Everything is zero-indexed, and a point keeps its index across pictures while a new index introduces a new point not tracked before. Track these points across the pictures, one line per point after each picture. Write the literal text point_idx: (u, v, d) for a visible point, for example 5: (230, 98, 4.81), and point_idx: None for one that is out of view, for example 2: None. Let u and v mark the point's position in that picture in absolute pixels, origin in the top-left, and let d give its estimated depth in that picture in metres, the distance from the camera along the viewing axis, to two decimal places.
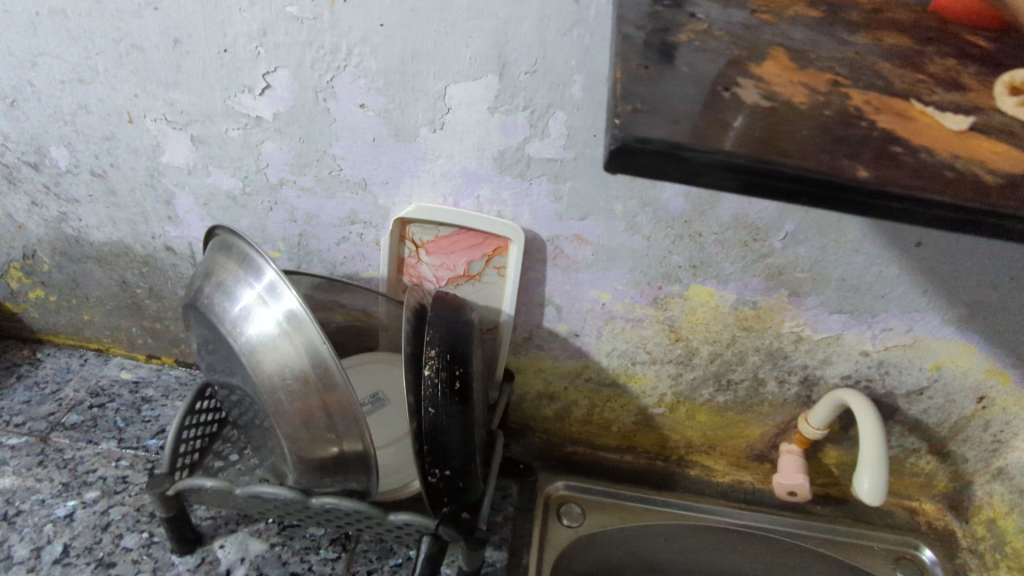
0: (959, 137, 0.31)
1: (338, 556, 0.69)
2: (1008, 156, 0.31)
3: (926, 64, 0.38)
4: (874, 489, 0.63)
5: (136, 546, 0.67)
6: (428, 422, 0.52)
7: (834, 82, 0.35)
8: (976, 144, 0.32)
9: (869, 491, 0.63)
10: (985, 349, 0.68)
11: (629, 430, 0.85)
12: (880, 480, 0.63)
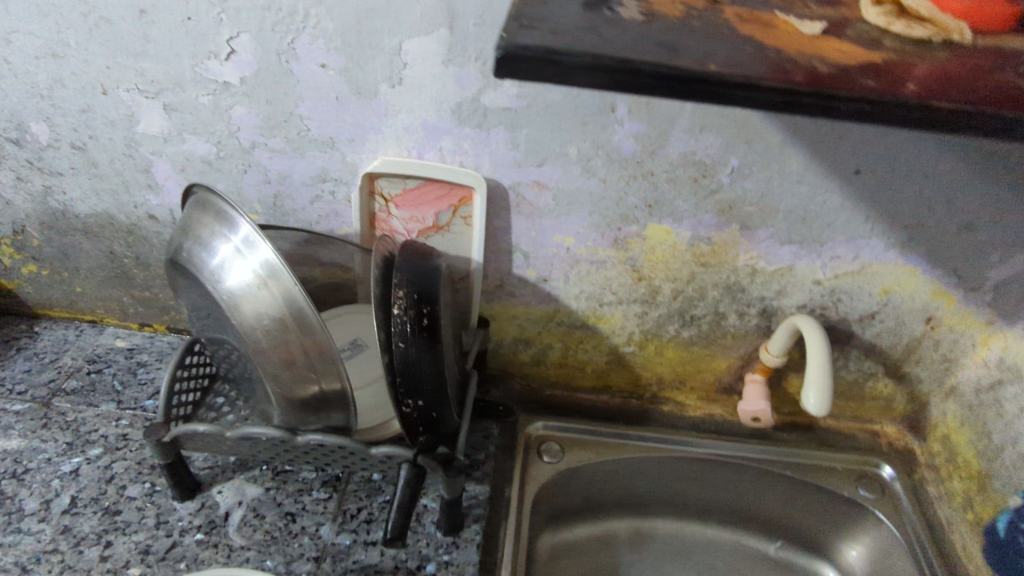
0: (809, 40, 0.37)
1: (330, 495, 0.75)
2: (849, 52, 0.37)
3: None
4: (819, 404, 0.70)
5: (139, 495, 0.73)
6: (399, 357, 0.57)
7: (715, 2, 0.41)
8: (825, 45, 0.37)
9: (815, 406, 0.70)
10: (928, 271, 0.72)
11: (603, 371, 0.90)
12: (826, 396, 0.70)
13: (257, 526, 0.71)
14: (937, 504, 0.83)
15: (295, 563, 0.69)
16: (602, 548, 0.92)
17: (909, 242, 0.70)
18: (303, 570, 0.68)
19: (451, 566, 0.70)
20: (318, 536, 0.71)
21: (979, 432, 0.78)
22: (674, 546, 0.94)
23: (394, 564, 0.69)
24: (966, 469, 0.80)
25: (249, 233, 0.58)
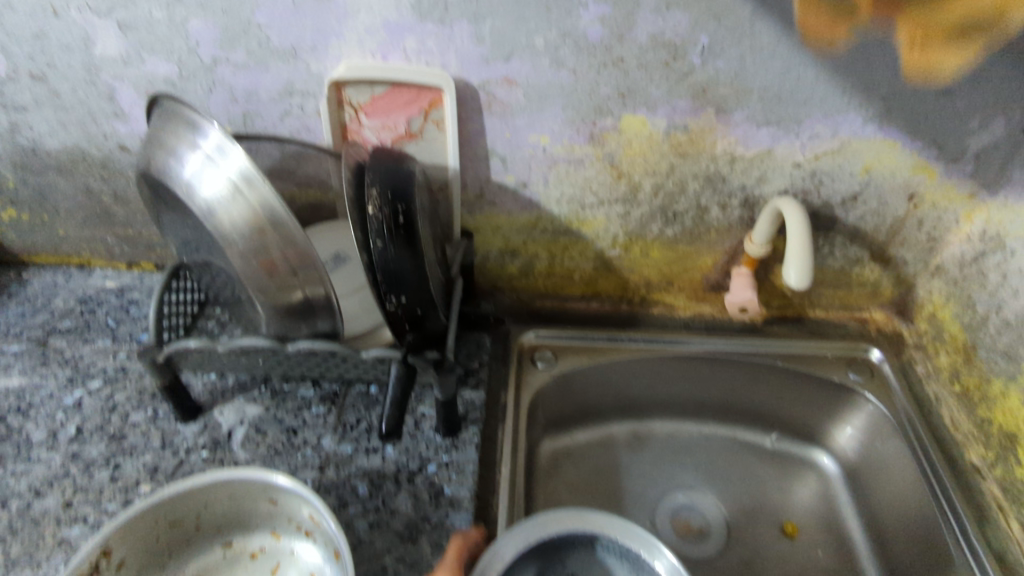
0: None
1: (329, 409, 0.77)
2: None
3: None
4: (799, 280, 0.71)
5: (142, 420, 0.75)
6: (379, 255, 0.57)
7: None
8: None
9: (795, 281, 0.71)
10: (906, 146, 0.71)
11: (591, 278, 0.91)
12: (807, 271, 0.71)
13: (260, 442, 0.73)
14: (925, 381, 0.85)
15: (299, 472, 0.71)
16: (601, 451, 0.94)
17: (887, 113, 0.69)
18: (307, 478, 0.70)
19: (451, 466, 0.72)
20: (321, 447, 0.73)
21: (964, 306, 0.79)
22: (672, 445, 0.96)
23: (396, 468, 0.72)
24: (953, 344, 0.81)
25: (220, 140, 0.56)
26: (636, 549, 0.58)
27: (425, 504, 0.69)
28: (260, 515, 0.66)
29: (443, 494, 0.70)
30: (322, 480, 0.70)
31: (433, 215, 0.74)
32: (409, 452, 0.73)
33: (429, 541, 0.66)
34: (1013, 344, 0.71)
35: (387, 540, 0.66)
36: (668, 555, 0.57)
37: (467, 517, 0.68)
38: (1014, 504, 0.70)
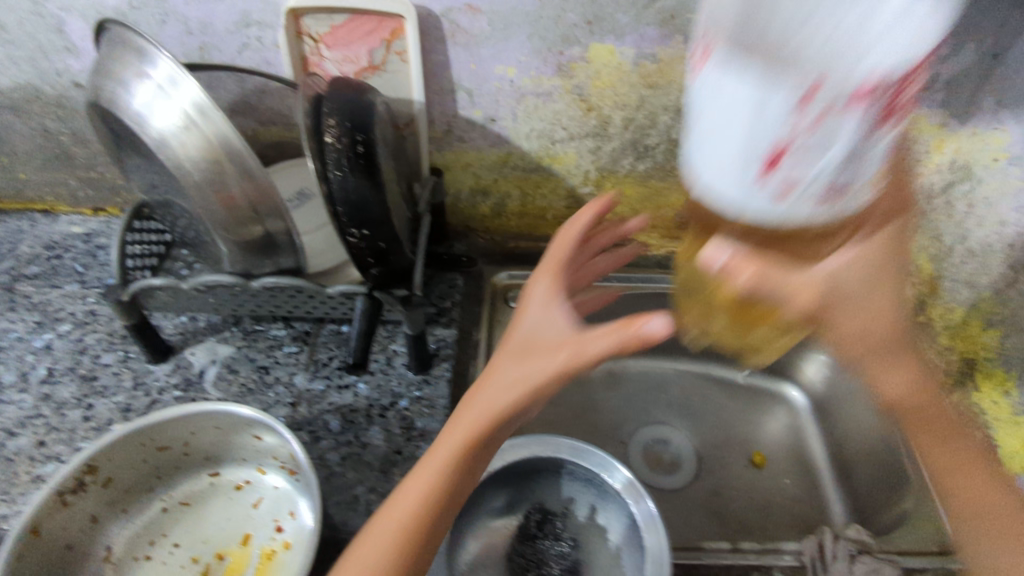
0: None
1: (301, 348, 0.77)
2: None
3: None
4: None
5: (114, 362, 0.75)
6: (338, 186, 0.56)
7: None
8: None
9: None
10: None
11: (564, 217, 0.90)
12: None
13: (232, 381, 0.74)
14: None
15: (272, 409, 0.72)
16: (576, 389, 0.96)
17: None
18: (280, 414, 0.71)
19: (423, 400, 0.73)
20: (293, 384, 0.74)
21: (931, 238, 0.79)
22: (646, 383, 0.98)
23: (367, 403, 0.73)
24: (920, 276, 0.82)
25: (171, 71, 0.53)
26: (596, 471, 0.61)
27: (397, 437, 0.70)
28: (245, 450, 0.68)
29: (415, 428, 0.71)
30: (294, 416, 0.71)
31: (400, 151, 0.72)
32: (380, 388, 0.74)
33: (401, 472, 0.67)
34: None
35: (359, 471, 0.67)
36: (621, 471, 0.59)
37: None
38: (970, 428, 0.72)
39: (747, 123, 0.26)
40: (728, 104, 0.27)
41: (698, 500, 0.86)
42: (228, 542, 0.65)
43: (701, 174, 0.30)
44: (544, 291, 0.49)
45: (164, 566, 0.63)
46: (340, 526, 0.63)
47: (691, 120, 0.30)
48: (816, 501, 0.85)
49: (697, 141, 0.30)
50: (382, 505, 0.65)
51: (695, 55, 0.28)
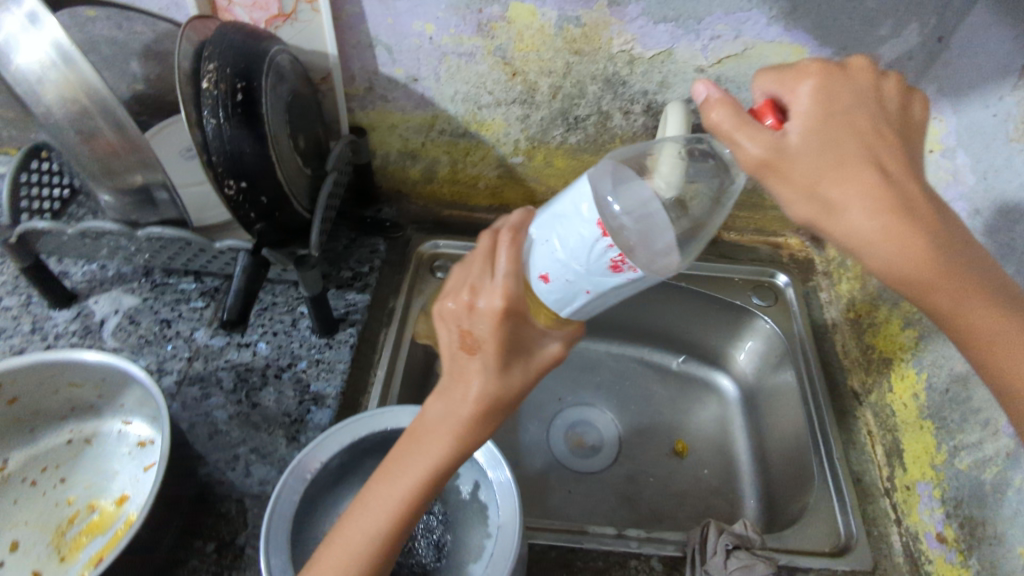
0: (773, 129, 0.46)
1: (206, 304, 0.76)
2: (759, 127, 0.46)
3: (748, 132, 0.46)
4: None
5: (15, 305, 0.74)
6: (215, 136, 0.53)
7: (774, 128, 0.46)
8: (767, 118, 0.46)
9: None
10: None
11: (496, 187, 0.87)
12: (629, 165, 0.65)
13: (132, 332, 0.73)
14: (826, 308, 0.84)
15: (167, 363, 0.71)
16: None
17: (792, 14, 0.64)
18: (174, 368, 0.70)
19: (322, 363, 0.72)
20: (192, 339, 0.73)
21: None
22: (576, 363, 0.95)
23: (264, 363, 0.71)
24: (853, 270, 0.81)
25: (35, 7, 0.48)
26: None
27: (288, 399, 0.69)
28: (149, 407, 0.66)
29: (309, 390, 0.69)
30: (188, 371, 0.70)
31: (313, 107, 0.70)
32: (281, 348, 0.73)
33: (286, 434, 0.66)
34: None
35: (243, 431, 0.66)
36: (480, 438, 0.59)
37: (329, 414, 0.68)
38: (881, 430, 0.71)
39: (634, 288, 0.43)
40: (635, 285, 0.42)
41: (611, 484, 0.83)
42: (111, 492, 0.64)
43: (574, 306, 0.44)
44: (520, 317, 0.43)
45: (44, 496, 0.64)
46: (216, 482, 0.63)
47: (594, 289, 0.42)
48: (730, 492, 0.82)
49: (593, 293, 0.42)
50: (261, 466, 0.64)
51: (628, 266, 0.40)
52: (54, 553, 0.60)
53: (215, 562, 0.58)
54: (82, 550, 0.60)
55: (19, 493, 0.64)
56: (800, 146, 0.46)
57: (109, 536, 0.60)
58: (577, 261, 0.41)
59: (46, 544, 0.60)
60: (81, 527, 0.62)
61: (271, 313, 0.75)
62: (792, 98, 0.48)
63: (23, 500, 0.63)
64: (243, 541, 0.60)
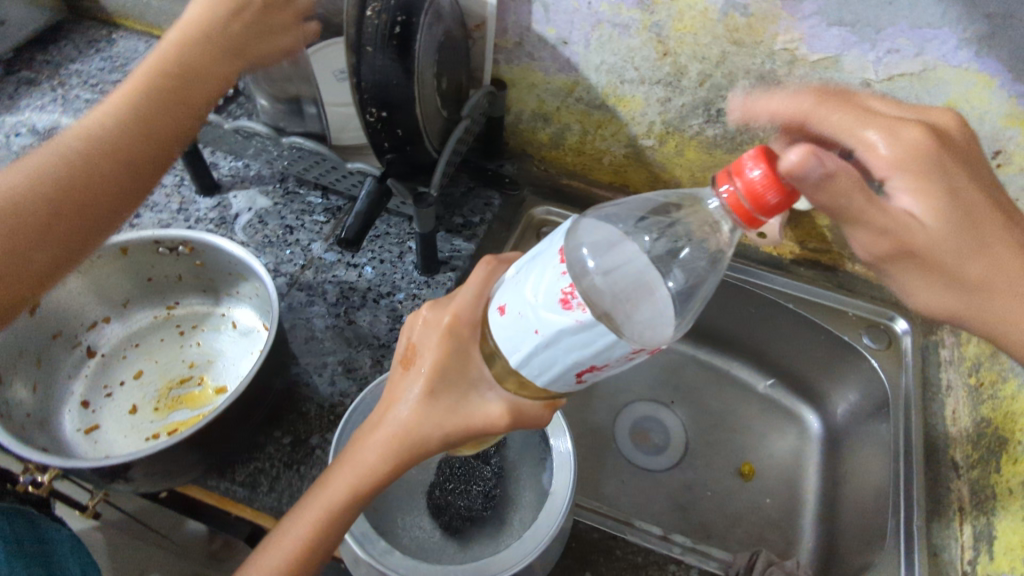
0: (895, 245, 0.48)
1: (327, 221, 0.81)
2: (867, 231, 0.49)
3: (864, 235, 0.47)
4: None
5: (169, 185, 0.82)
6: (367, 64, 0.57)
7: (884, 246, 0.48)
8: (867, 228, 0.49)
9: None
10: (1009, 114, 0.62)
11: (620, 165, 0.86)
12: None
13: (259, 230, 0.79)
14: (944, 367, 0.77)
15: (282, 265, 0.77)
16: None
17: (991, 38, 0.58)
18: (287, 272, 0.76)
19: (417, 299, 0.75)
20: (309, 249, 0.78)
21: None
22: (659, 359, 0.94)
23: (367, 286, 0.76)
24: None
25: None
26: None
27: (381, 323, 0.73)
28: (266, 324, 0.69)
29: (401, 320, 0.73)
30: (299, 277, 0.76)
31: (462, 54, 0.73)
32: (384, 276, 0.77)
33: (372, 355, 0.70)
34: None
35: (335, 342, 0.71)
36: None
37: None
38: (974, 510, 0.65)
39: (590, 350, 0.36)
40: (591, 338, 0.36)
41: (667, 489, 0.82)
42: (225, 382, 0.70)
43: (525, 353, 0.38)
44: (463, 346, 0.44)
45: (179, 348, 0.73)
46: (302, 383, 0.68)
47: (543, 330, 0.36)
48: (788, 529, 0.79)
49: (544, 339, 0.37)
50: (344, 378, 0.68)
51: (579, 303, 0.35)
52: (154, 401, 0.68)
53: (287, 454, 0.63)
54: (170, 414, 0.67)
55: (167, 334, 0.74)
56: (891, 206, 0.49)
57: (193, 415, 0.67)
58: (533, 293, 0.37)
59: (155, 389, 0.70)
60: (184, 392, 0.69)
61: (382, 242, 0.80)
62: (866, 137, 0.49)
63: (161, 343, 0.73)
64: (315, 442, 0.64)
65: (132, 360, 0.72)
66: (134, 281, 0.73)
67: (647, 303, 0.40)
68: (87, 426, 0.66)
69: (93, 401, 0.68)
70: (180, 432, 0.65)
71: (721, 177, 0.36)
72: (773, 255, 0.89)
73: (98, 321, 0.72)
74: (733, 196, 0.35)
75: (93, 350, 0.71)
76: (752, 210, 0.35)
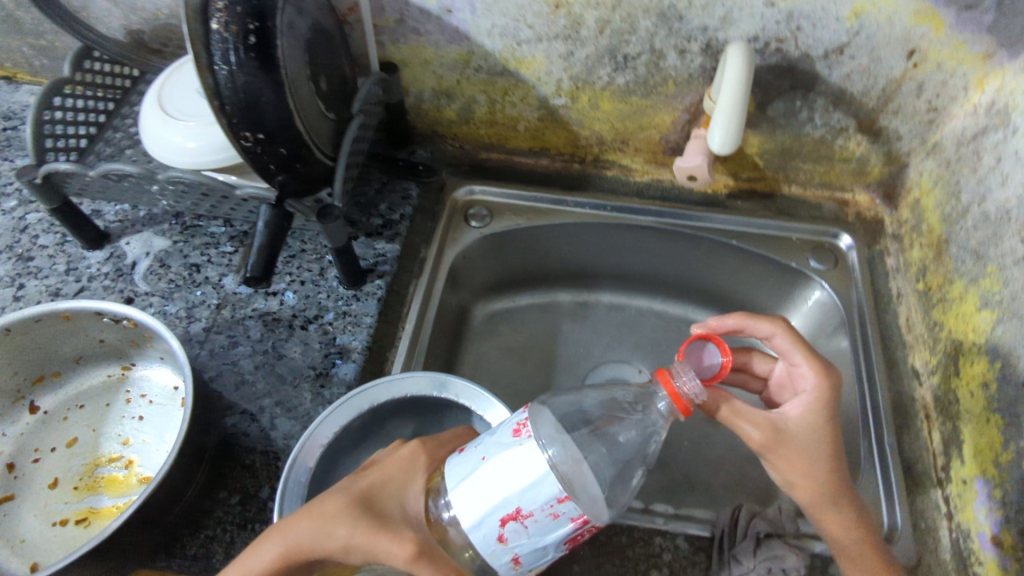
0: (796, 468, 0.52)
1: (235, 250, 0.75)
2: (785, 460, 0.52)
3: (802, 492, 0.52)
4: (723, 145, 0.63)
5: (51, 245, 0.75)
6: (229, 83, 0.50)
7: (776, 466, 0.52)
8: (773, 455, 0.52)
9: (718, 146, 0.63)
10: (919, 10, 0.59)
11: (537, 129, 0.81)
12: (732, 135, 0.62)
13: (161, 276, 0.73)
14: (892, 276, 0.77)
15: (195, 309, 0.71)
16: (541, 316, 0.90)
17: None
18: (201, 316, 0.70)
19: (348, 316, 0.70)
20: (221, 285, 0.72)
21: (950, 193, 0.67)
22: (615, 317, 0.90)
23: (291, 313, 0.70)
24: (928, 237, 0.71)
25: None
26: (464, 403, 0.58)
27: (314, 351, 0.68)
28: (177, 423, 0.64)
29: (335, 343, 0.69)
30: (216, 319, 0.70)
31: (337, 42, 0.65)
32: (308, 299, 0.71)
33: (311, 388, 0.66)
34: (986, 242, 0.62)
35: (269, 381, 0.66)
36: (490, 402, 0.57)
37: (354, 368, 0.67)
38: (940, 415, 0.65)
39: (524, 487, 0.39)
40: (529, 471, 0.39)
41: None
42: (152, 472, 0.64)
43: (466, 485, 0.40)
44: (416, 468, 0.45)
45: (122, 420, 0.68)
46: (240, 434, 0.64)
47: (490, 457, 0.40)
48: None
49: (485, 467, 0.40)
50: (285, 420, 0.64)
51: (527, 429, 0.41)
52: (76, 479, 0.64)
53: (239, 513, 0.60)
54: (85, 498, 0.63)
55: (113, 401, 0.69)
56: (804, 432, 0.52)
57: (108, 506, 0.62)
58: (493, 433, 0.42)
59: (82, 463, 0.65)
60: (108, 473, 0.64)
61: (300, 261, 0.74)
62: (800, 369, 0.55)
63: (89, 405, 0.69)
64: (267, 494, 0.61)
65: (70, 425, 0.67)
66: (85, 342, 0.67)
67: (587, 478, 0.42)
68: (3, 495, 0.62)
69: (17, 466, 0.64)
70: (90, 527, 0.61)
71: (664, 379, 0.46)
72: (709, 192, 0.84)
73: (47, 375, 0.68)
74: (671, 387, 0.46)
75: (36, 407, 0.68)
76: (684, 400, 0.45)
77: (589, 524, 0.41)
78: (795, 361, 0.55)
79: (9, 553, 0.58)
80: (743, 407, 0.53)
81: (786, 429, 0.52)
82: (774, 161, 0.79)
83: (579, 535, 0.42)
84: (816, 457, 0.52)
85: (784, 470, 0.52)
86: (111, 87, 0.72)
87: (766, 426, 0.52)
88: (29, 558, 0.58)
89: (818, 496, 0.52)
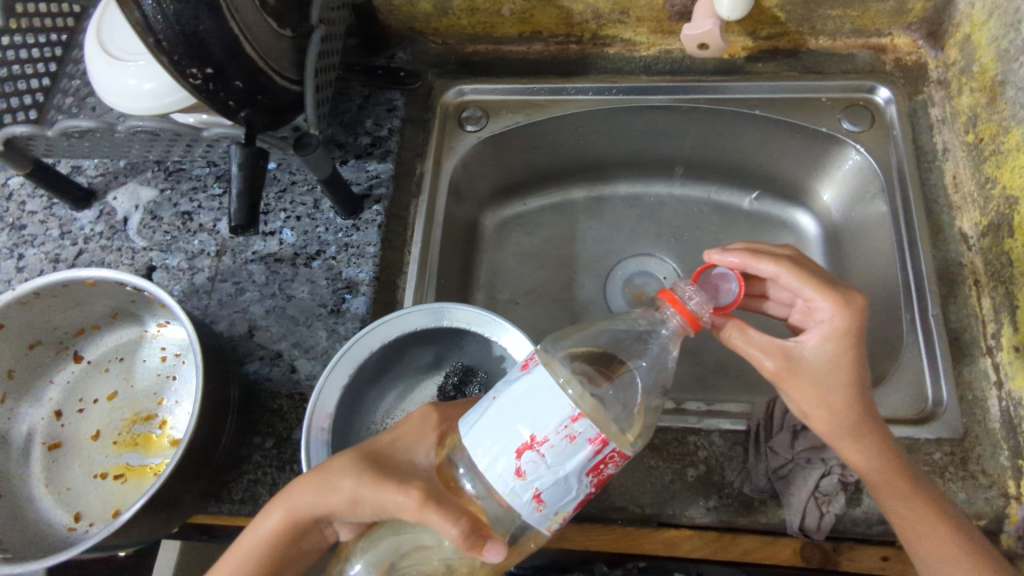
0: (812, 398, 0.49)
1: (224, 193, 0.71)
2: (800, 392, 0.49)
3: (818, 424, 0.50)
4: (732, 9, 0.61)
5: (39, 210, 0.72)
6: (158, 14, 0.44)
7: (791, 396, 0.50)
8: (786, 385, 0.50)
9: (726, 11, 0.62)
10: None
11: (524, 11, 0.73)
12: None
13: (155, 228, 0.70)
14: (936, 128, 0.69)
15: (195, 260, 0.68)
16: (556, 216, 0.85)
17: None
18: (203, 266, 0.68)
19: (350, 247, 0.67)
20: (216, 231, 0.70)
21: (1008, 24, 0.59)
22: (634, 208, 0.85)
23: (292, 251, 0.68)
24: (980, 80, 0.64)
25: None
26: (476, 331, 0.56)
27: (322, 289, 0.66)
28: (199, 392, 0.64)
29: (341, 277, 0.66)
30: (218, 267, 0.68)
31: None
32: (307, 234, 0.68)
33: (325, 326, 0.65)
34: None
35: (282, 325, 0.65)
36: (503, 325, 0.55)
37: (365, 301, 0.65)
38: (991, 280, 0.61)
39: (533, 412, 0.36)
40: (536, 398, 0.36)
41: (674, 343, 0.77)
42: (183, 434, 0.65)
43: (477, 425, 0.38)
44: (425, 427, 0.45)
45: (159, 378, 0.68)
46: (262, 381, 0.64)
47: (500, 394, 0.38)
48: None
49: (496, 403, 0.37)
50: (305, 361, 0.64)
51: (534, 360, 0.38)
52: (116, 433, 0.66)
53: (276, 457, 0.61)
54: (124, 454, 0.65)
55: (151, 356, 0.69)
56: (821, 362, 0.49)
57: (142, 464, 0.64)
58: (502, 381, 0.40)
59: (122, 418, 0.67)
60: (144, 431, 0.66)
61: (291, 195, 0.70)
62: (814, 302, 0.49)
63: (126, 358, 0.69)
64: (298, 436, 0.61)
65: (112, 377, 0.68)
66: (117, 300, 0.65)
67: (604, 416, 0.39)
68: (51, 442, 0.65)
69: (64, 414, 0.67)
70: (126, 483, 0.63)
71: (668, 299, 0.42)
72: (725, 58, 0.75)
73: (87, 328, 0.68)
74: (671, 300, 0.43)
75: (80, 356, 0.69)
76: (685, 313, 0.42)
77: (609, 450, 0.37)
78: (807, 295, 0.49)
79: (55, 500, 0.62)
80: (754, 334, 0.51)
81: (799, 358, 0.49)
82: (797, 12, 0.70)
83: (603, 465, 0.37)
84: (832, 387, 0.48)
85: (799, 400, 0.50)
86: (55, 29, 0.66)
87: (776, 353, 0.50)
88: (72, 507, 0.62)
89: (834, 427, 0.49)
